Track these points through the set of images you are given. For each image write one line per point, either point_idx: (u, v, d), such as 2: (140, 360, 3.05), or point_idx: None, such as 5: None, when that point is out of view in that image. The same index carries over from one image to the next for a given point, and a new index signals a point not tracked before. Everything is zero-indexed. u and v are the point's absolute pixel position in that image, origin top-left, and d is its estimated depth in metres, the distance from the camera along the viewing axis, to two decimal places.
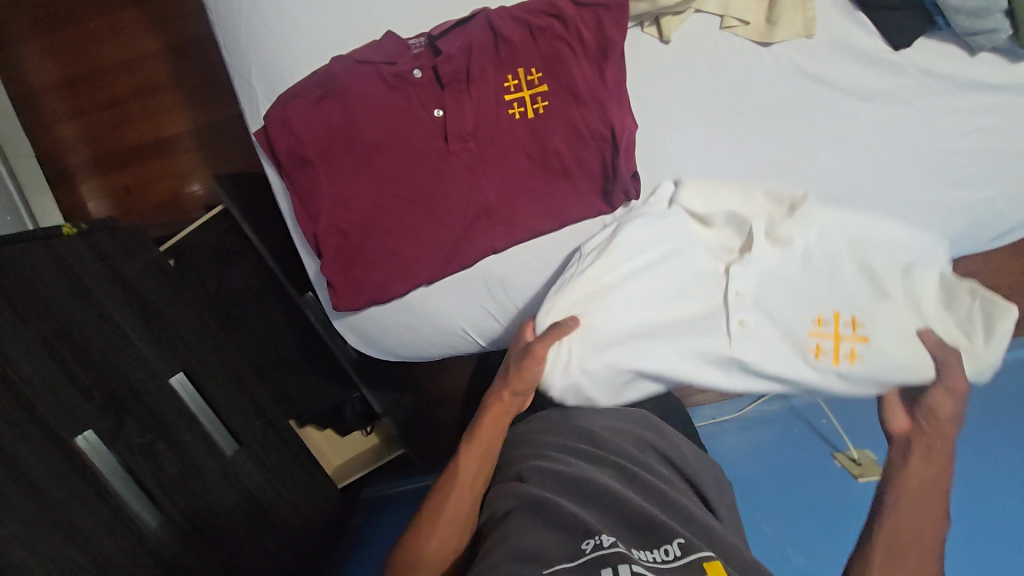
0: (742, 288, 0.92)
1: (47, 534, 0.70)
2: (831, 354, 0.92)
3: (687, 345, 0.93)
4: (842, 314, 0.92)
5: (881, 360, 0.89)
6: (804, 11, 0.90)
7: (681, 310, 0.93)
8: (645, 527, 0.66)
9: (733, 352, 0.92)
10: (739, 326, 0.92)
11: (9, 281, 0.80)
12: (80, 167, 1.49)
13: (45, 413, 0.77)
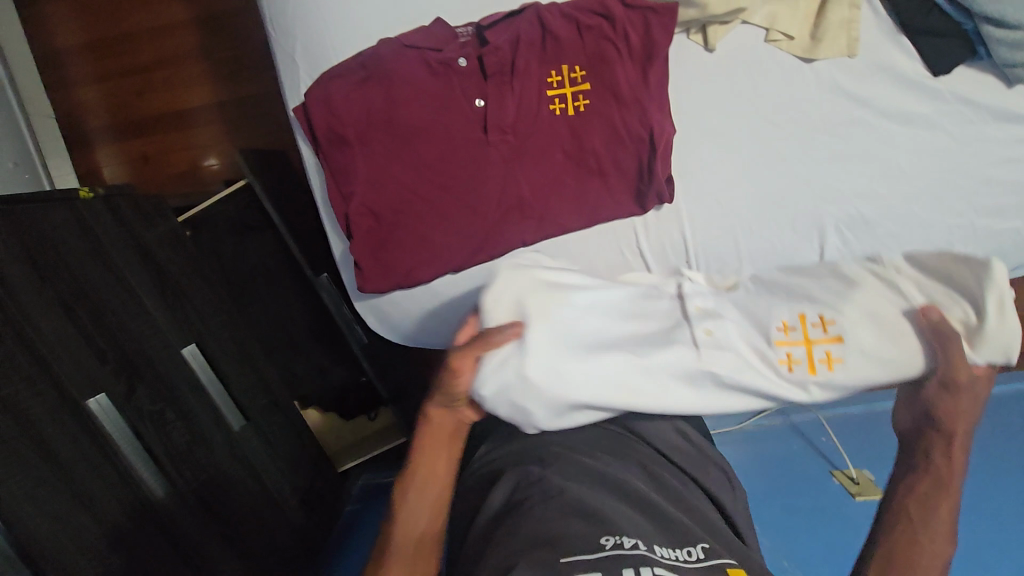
0: (701, 302, 0.77)
1: (56, 494, 0.69)
2: (805, 363, 0.74)
3: (647, 358, 0.75)
4: (810, 316, 0.74)
5: (863, 362, 0.73)
6: (848, 30, 0.93)
7: (610, 319, 0.78)
8: (670, 528, 0.70)
9: (700, 360, 0.74)
10: (706, 333, 0.75)
11: (30, 240, 0.80)
12: (99, 132, 1.48)
13: (60, 373, 0.76)
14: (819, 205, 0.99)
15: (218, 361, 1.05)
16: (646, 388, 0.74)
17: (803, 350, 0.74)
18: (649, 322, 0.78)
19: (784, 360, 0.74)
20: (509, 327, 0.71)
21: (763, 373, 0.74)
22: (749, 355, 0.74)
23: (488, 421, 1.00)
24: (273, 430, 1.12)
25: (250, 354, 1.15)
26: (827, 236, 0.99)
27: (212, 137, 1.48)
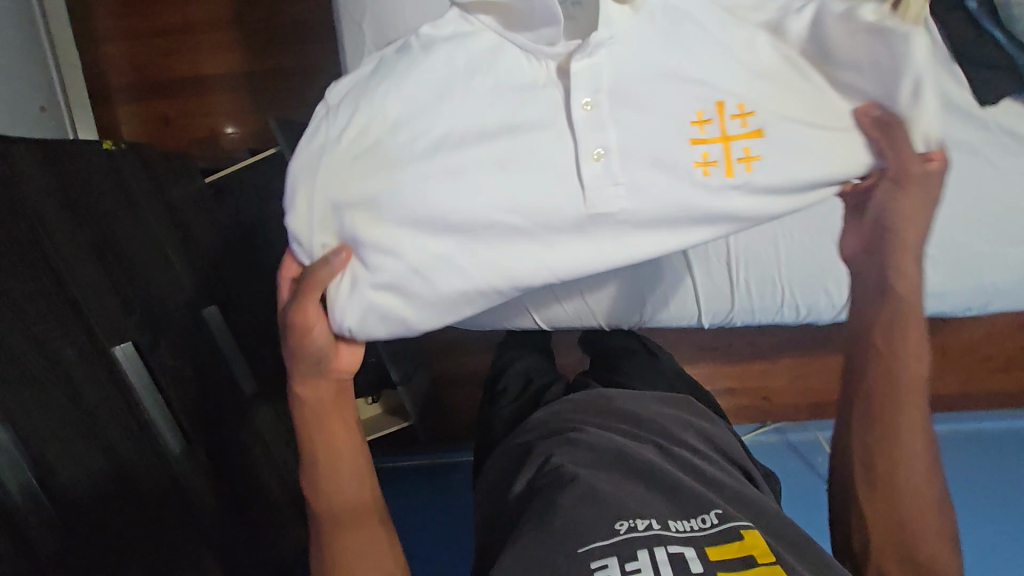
0: (592, 95, 0.59)
1: (76, 437, 0.68)
2: (722, 164, 0.61)
3: (506, 176, 0.60)
4: (726, 107, 0.60)
5: (781, 161, 0.60)
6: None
7: (489, 103, 0.61)
8: (681, 498, 0.66)
9: (591, 194, 0.60)
10: (598, 155, 0.60)
11: (69, 180, 0.79)
12: (121, 89, 1.44)
13: (91, 317, 0.75)
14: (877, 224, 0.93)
15: (235, 326, 1.04)
16: (477, 246, 0.62)
17: (719, 150, 0.61)
18: (523, 150, 0.60)
19: (698, 167, 0.61)
20: (334, 256, 0.60)
21: (680, 188, 0.61)
22: (674, 169, 0.61)
23: (507, 411, 1.00)
24: (283, 402, 1.11)
25: (263, 325, 1.12)
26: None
27: (232, 105, 1.43)
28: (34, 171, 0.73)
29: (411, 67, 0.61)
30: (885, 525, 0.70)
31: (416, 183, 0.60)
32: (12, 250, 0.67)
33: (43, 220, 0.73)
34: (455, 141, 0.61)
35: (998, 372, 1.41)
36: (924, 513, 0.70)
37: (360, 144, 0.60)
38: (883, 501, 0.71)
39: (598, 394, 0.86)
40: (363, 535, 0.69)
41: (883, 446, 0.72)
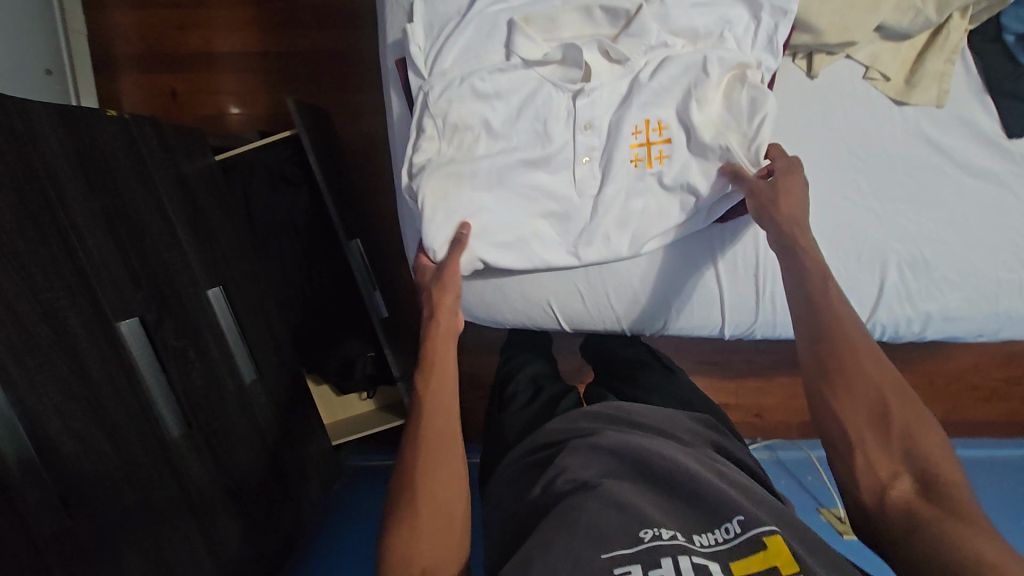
0: (592, 119, 0.82)
1: (81, 413, 0.64)
2: (645, 160, 0.82)
3: (543, 167, 0.83)
4: (654, 121, 0.81)
5: (682, 164, 0.81)
6: (942, 82, 0.78)
7: (521, 118, 0.83)
8: (702, 505, 0.64)
9: (580, 184, 0.84)
10: (586, 160, 0.83)
11: (83, 144, 0.76)
12: (126, 60, 1.39)
13: (98, 288, 0.71)
14: (890, 239, 0.81)
15: (240, 311, 1.01)
16: (513, 220, 0.84)
17: (647, 150, 0.82)
18: (549, 152, 0.83)
19: (632, 162, 0.83)
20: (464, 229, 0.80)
21: (621, 181, 0.83)
22: (620, 166, 0.83)
23: (518, 416, 0.98)
24: (284, 390, 1.08)
25: (267, 312, 1.10)
26: (886, 273, 0.81)
27: (242, 84, 1.40)
28: (48, 133, 0.71)
29: (480, 79, 0.81)
30: (860, 399, 0.60)
31: (478, 170, 0.82)
32: (23, 212, 0.64)
33: (57, 184, 0.70)
34: (506, 140, 0.83)
35: (979, 401, 1.45)
36: (888, 380, 0.61)
37: (447, 134, 0.81)
38: (844, 377, 0.61)
39: (613, 405, 0.86)
40: (441, 524, 0.60)
41: (837, 324, 0.63)
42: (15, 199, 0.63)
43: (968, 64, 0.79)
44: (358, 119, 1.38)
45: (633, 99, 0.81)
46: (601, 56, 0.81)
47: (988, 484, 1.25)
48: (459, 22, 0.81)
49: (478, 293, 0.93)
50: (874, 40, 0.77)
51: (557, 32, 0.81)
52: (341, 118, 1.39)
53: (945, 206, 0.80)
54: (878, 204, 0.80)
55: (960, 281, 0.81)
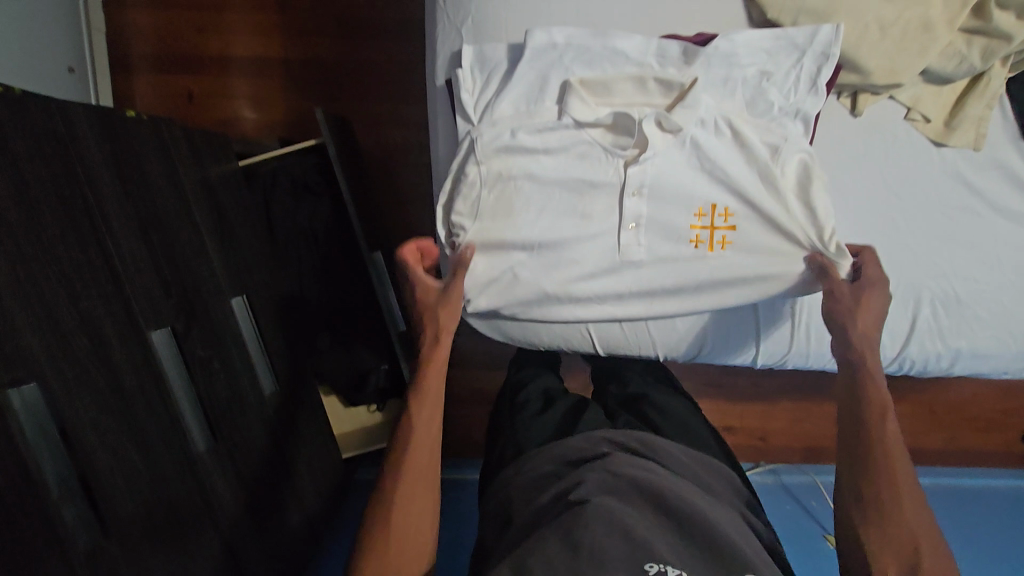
0: (645, 185, 0.71)
1: (116, 428, 0.62)
2: (706, 242, 0.74)
3: (594, 232, 0.73)
4: (720, 206, 0.73)
5: (746, 252, 0.74)
6: (981, 126, 0.77)
7: (573, 180, 0.72)
8: (719, 554, 0.59)
9: (624, 253, 0.73)
10: (634, 227, 0.72)
11: (117, 148, 0.74)
12: (141, 60, 1.37)
13: (132, 297, 0.70)
14: (919, 273, 0.81)
15: (262, 321, 0.99)
16: (559, 287, 0.74)
17: (709, 234, 0.73)
18: (595, 221, 0.73)
19: (692, 242, 0.74)
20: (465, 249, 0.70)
21: (674, 259, 0.74)
22: (666, 250, 0.74)
23: (531, 422, 0.88)
24: (298, 400, 1.06)
25: (283, 322, 1.07)
26: (919, 308, 0.82)
27: (259, 89, 1.38)
28: (87, 136, 0.69)
29: (529, 134, 0.70)
30: (885, 533, 0.59)
31: (525, 230, 0.72)
32: (64, 215, 0.62)
33: (94, 187, 0.68)
34: (549, 203, 0.72)
35: (975, 431, 1.48)
36: (921, 532, 0.59)
37: (493, 189, 0.71)
38: (879, 514, 0.60)
39: (638, 436, 0.79)
40: (410, 547, 0.61)
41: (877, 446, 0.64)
42: (56, 201, 0.62)
43: (1005, 109, 0.78)
44: (377, 128, 1.38)
45: (703, 179, 0.72)
46: (656, 129, 0.69)
47: (986, 513, 1.27)
48: (512, 76, 0.69)
49: (524, 335, 0.83)
50: (919, 82, 0.75)
51: (610, 96, 0.70)
52: (360, 127, 1.38)
53: (977, 244, 0.81)
54: (913, 240, 0.80)
55: (990, 319, 0.82)
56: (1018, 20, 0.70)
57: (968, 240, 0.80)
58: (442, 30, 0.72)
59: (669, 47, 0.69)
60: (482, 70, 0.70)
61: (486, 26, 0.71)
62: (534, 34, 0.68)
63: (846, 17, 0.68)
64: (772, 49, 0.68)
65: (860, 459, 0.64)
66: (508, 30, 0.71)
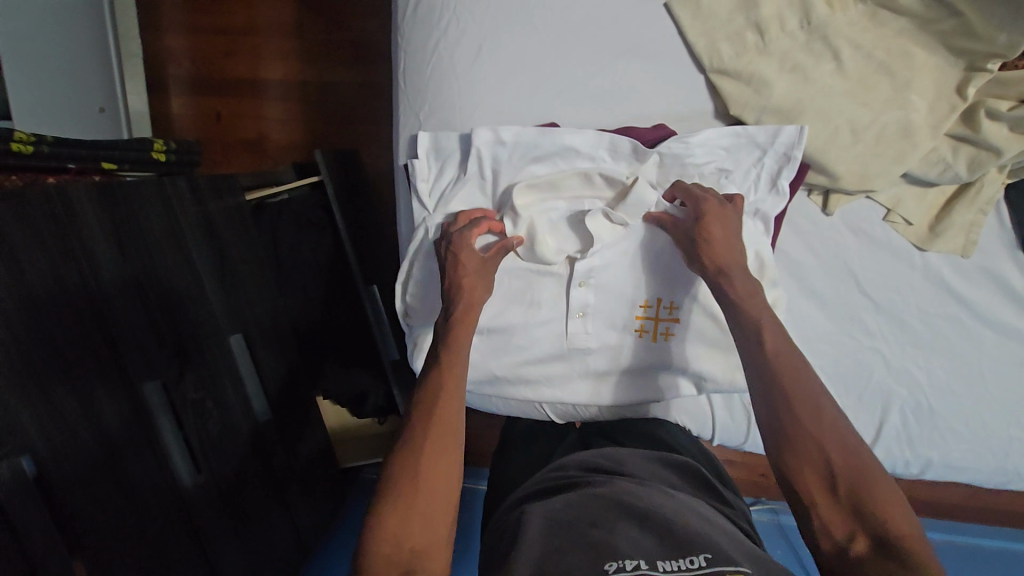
0: (590, 278, 0.75)
1: (103, 479, 0.73)
2: (651, 332, 0.77)
3: (545, 319, 0.77)
4: (665, 299, 0.76)
5: (690, 343, 0.77)
6: (970, 232, 0.75)
7: (522, 270, 0.76)
8: (675, 535, 0.55)
9: (572, 340, 0.76)
10: (581, 314, 0.76)
11: (119, 214, 0.81)
12: (178, 81, 1.45)
13: (127, 359, 0.79)
14: (894, 379, 0.80)
15: (261, 354, 1.07)
16: (512, 362, 0.78)
17: (654, 324, 0.76)
18: (544, 308, 0.76)
19: (636, 331, 0.77)
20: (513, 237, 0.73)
21: (622, 348, 0.77)
22: (610, 340, 0.77)
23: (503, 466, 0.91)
24: (291, 418, 1.13)
25: (288, 348, 1.15)
26: (888, 416, 0.81)
27: (285, 112, 1.43)
28: (86, 209, 0.76)
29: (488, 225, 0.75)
30: (807, 462, 0.56)
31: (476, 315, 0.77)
32: (59, 293, 0.70)
33: (88, 252, 0.75)
34: (504, 287, 0.76)
35: None
36: (834, 435, 0.57)
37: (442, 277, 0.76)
38: (789, 439, 0.57)
39: (601, 452, 0.74)
40: (440, 499, 0.57)
41: (792, 403, 0.58)
42: (53, 283, 0.70)
43: (1001, 216, 0.75)
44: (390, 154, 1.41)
45: (648, 273, 0.76)
46: (605, 222, 0.72)
47: None
48: (465, 173, 0.74)
49: (480, 402, 0.88)
50: (899, 182, 0.74)
51: (560, 191, 0.74)
52: (377, 152, 1.42)
53: (960, 356, 0.79)
54: (887, 345, 0.79)
55: (968, 434, 0.81)
56: (1010, 133, 0.69)
57: (952, 348, 0.78)
58: (404, 115, 0.78)
59: (620, 144, 0.72)
60: (438, 160, 0.76)
61: (445, 116, 0.76)
62: (479, 132, 0.73)
63: (812, 121, 0.71)
64: (721, 153, 0.72)
65: (786, 437, 0.58)
66: (465, 119, 0.76)
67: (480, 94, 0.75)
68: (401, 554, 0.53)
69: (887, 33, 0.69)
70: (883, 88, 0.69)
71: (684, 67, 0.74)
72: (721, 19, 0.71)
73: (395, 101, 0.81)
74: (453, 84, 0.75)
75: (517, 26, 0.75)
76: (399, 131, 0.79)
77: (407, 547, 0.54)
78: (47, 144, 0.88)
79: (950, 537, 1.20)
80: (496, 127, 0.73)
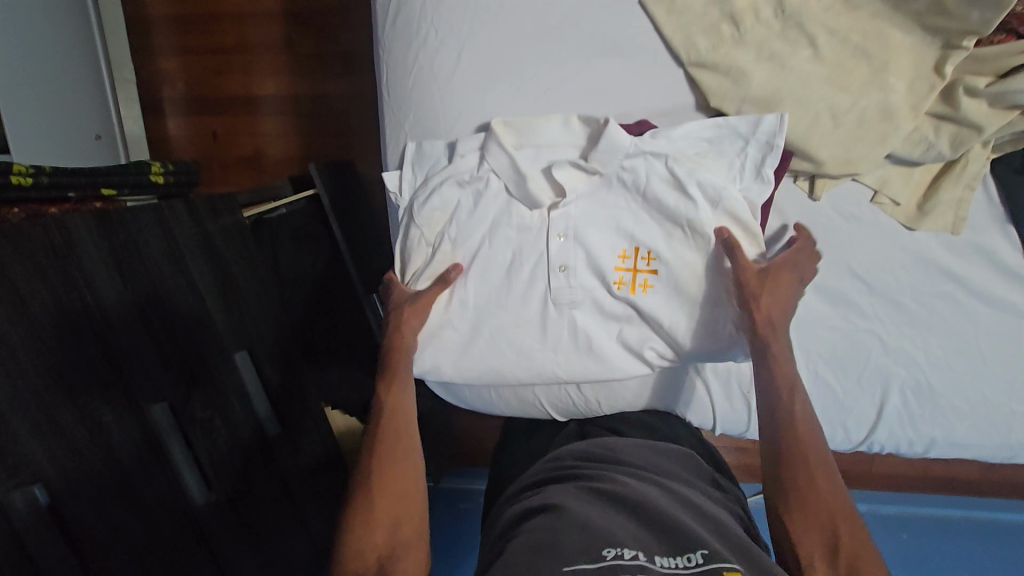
0: (565, 229, 0.75)
1: (113, 501, 0.74)
2: (630, 283, 0.75)
3: (527, 282, 0.77)
4: (643, 249, 0.75)
5: (673, 293, 0.75)
6: (958, 209, 0.75)
7: (511, 266, 0.77)
8: (668, 532, 0.56)
9: (554, 295, 0.76)
10: (560, 268, 0.75)
11: (117, 242, 0.82)
12: (171, 103, 1.47)
13: (131, 378, 0.80)
14: (891, 361, 0.80)
15: (266, 366, 1.09)
16: (504, 337, 0.79)
17: (632, 277, 0.75)
18: (533, 306, 0.77)
19: (615, 283, 0.75)
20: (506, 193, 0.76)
21: (603, 303, 0.77)
22: (588, 290, 0.77)
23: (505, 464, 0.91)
24: (302, 428, 1.15)
25: (291, 358, 1.16)
26: (889, 396, 0.82)
27: (279, 127, 1.45)
28: (85, 237, 0.77)
29: (468, 192, 0.77)
30: (812, 525, 0.61)
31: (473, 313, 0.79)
32: (62, 324, 0.71)
33: (89, 281, 0.77)
34: (488, 248, 0.77)
35: None
36: (842, 513, 0.61)
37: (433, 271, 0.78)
38: (797, 497, 0.62)
39: (600, 441, 0.77)
40: (397, 511, 0.68)
41: (801, 456, 0.64)
42: (56, 315, 0.71)
43: (989, 191, 0.76)
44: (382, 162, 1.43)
45: (630, 223, 0.75)
46: (574, 171, 0.74)
47: None
48: (449, 168, 0.77)
49: (481, 400, 0.89)
50: (884, 164, 0.74)
51: (535, 137, 0.75)
52: (370, 161, 1.43)
53: (957, 334, 0.79)
54: (883, 326, 0.80)
55: (968, 411, 0.81)
56: (990, 109, 0.70)
57: (949, 327, 0.78)
58: (391, 124, 0.80)
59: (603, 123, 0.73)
60: (422, 168, 0.78)
61: (430, 124, 0.78)
62: (466, 157, 0.76)
63: (793, 107, 0.71)
64: (702, 144, 0.73)
65: (782, 461, 0.64)
66: (453, 127, 0.78)
67: (464, 101, 0.77)
68: (371, 557, 0.64)
69: (862, 17, 0.69)
70: (862, 72, 0.69)
71: (664, 63, 0.75)
72: (696, 12, 0.72)
73: (382, 112, 0.83)
74: (436, 93, 0.77)
75: (496, 30, 0.75)
76: (387, 141, 0.82)
77: (376, 554, 0.64)
78: (46, 175, 0.90)
79: (969, 513, 1.19)
80: (480, 151, 0.76)
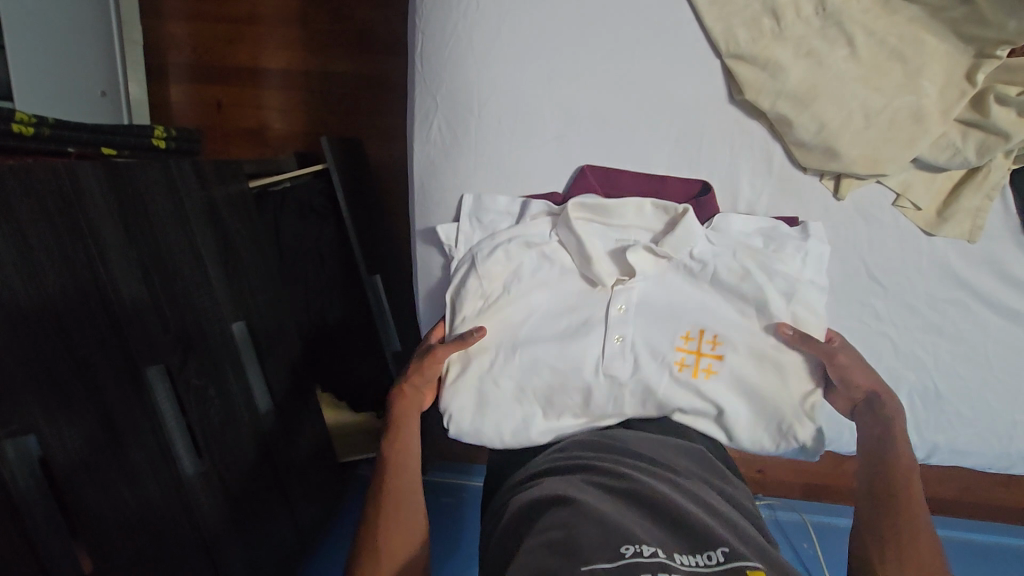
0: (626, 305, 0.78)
1: (102, 461, 0.71)
2: (693, 367, 0.77)
3: (588, 348, 0.78)
4: (706, 331, 0.78)
5: (733, 379, 0.78)
6: (976, 218, 0.77)
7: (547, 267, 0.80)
8: (687, 532, 0.56)
9: (609, 365, 0.77)
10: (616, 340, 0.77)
11: (125, 194, 0.80)
12: (178, 70, 1.44)
13: (128, 336, 0.77)
14: (900, 365, 0.83)
15: (262, 341, 1.06)
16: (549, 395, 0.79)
17: (694, 359, 0.77)
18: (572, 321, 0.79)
19: (677, 364, 0.77)
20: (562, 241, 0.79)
21: (658, 379, 0.77)
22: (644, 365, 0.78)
23: None
24: (295, 411, 1.12)
25: (286, 334, 1.14)
26: (896, 400, 0.84)
27: (287, 102, 1.43)
28: (93, 185, 0.75)
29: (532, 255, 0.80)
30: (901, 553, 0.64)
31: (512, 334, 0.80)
32: (63, 271, 0.69)
33: (95, 232, 0.74)
34: (541, 316, 0.80)
35: None
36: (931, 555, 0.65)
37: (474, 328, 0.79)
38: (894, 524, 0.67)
39: (606, 433, 0.76)
40: None
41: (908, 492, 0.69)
42: (58, 258, 0.68)
43: (1007, 202, 0.77)
44: (393, 144, 1.41)
45: (692, 306, 0.79)
46: (646, 255, 0.77)
47: None
48: (517, 228, 0.80)
49: None
50: (909, 168, 0.76)
51: (609, 219, 0.79)
52: (383, 144, 1.42)
53: (964, 340, 0.81)
54: (894, 328, 0.82)
55: (968, 416, 0.84)
56: (1018, 117, 0.71)
57: (956, 334, 0.81)
58: (421, 96, 0.80)
59: (678, 213, 0.77)
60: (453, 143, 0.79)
61: (460, 98, 0.78)
62: (537, 221, 0.80)
63: (826, 104, 0.73)
64: (757, 237, 0.79)
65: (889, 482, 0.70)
66: (485, 103, 0.78)
67: (497, 78, 0.77)
68: None
69: (898, 20, 0.71)
70: (894, 75, 0.71)
71: (701, 53, 0.76)
72: (738, 4, 0.72)
73: (411, 83, 0.82)
74: (469, 68, 0.77)
75: (534, 8, 0.75)
76: (414, 112, 0.81)
77: None
78: (47, 126, 0.86)
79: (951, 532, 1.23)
80: (552, 219, 0.80)
